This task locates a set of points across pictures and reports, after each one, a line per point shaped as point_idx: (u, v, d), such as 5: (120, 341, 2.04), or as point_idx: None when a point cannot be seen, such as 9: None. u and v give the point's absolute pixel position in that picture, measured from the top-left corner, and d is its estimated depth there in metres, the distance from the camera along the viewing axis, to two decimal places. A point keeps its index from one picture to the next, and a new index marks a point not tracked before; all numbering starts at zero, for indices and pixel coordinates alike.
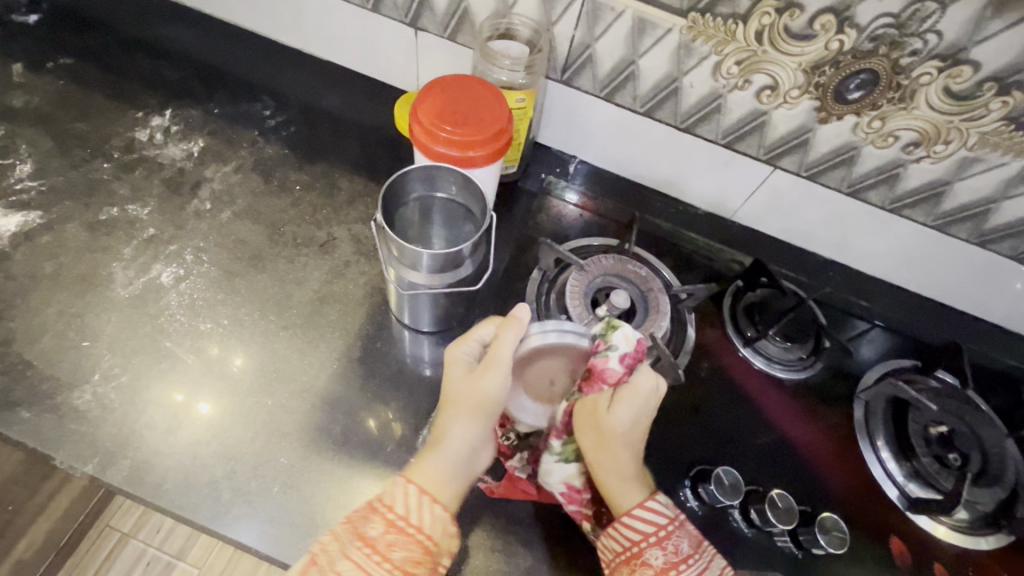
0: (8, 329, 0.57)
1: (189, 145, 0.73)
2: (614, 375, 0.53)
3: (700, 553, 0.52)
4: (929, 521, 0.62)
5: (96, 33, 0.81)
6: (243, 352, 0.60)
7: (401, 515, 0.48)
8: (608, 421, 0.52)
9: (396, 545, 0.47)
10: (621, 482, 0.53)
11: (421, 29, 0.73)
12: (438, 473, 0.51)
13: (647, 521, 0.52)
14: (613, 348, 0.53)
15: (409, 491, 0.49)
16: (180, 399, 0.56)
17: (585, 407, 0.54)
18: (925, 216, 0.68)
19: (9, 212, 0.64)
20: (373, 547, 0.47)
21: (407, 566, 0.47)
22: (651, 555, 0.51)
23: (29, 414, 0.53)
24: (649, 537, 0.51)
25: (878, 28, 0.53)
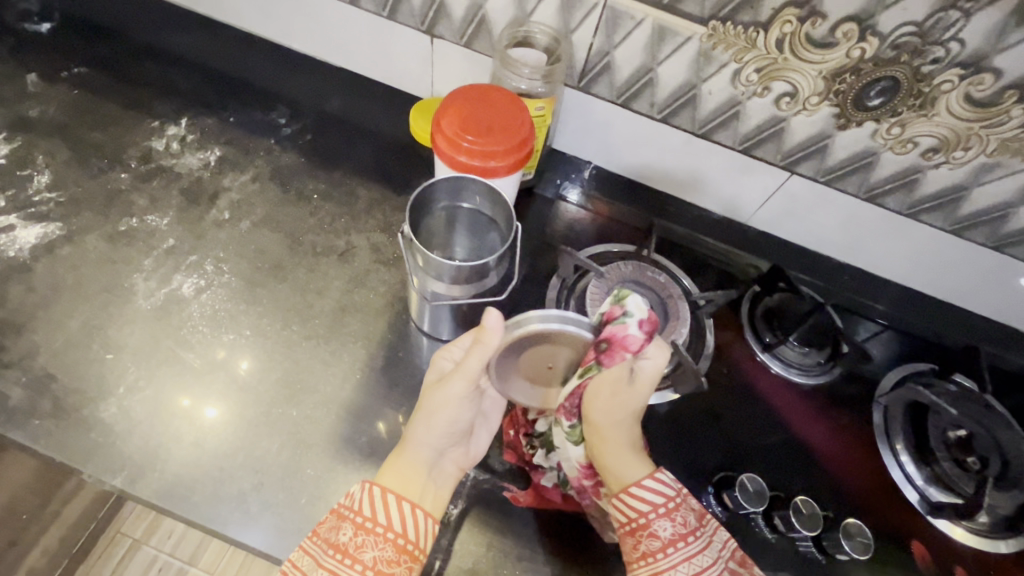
0: (31, 342, 0.57)
1: (206, 154, 0.73)
2: (636, 342, 0.52)
3: (704, 525, 0.52)
4: (948, 525, 0.62)
5: (109, 42, 0.81)
6: (249, 354, 0.60)
7: (368, 518, 0.49)
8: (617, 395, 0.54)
9: (365, 546, 0.48)
10: (625, 455, 0.54)
11: (436, 36, 0.73)
12: (403, 476, 0.52)
13: (657, 492, 0.52)
14: (628, 314, 0.52)
15: (375, 494, 0.50)
16: (186, 404, 0.57)
17: (607, 384, 0.53)
18: (943, 221, 0.68)
19: (28, 223, 0.64)
20: (344, 552, 0.47)
21: (381, 566, 0.48)
22: (659, 526, 0.51)
23: (54, 427, 0.53)
24: (658, 508, 0.51)
25: (900, 36, 0.53)
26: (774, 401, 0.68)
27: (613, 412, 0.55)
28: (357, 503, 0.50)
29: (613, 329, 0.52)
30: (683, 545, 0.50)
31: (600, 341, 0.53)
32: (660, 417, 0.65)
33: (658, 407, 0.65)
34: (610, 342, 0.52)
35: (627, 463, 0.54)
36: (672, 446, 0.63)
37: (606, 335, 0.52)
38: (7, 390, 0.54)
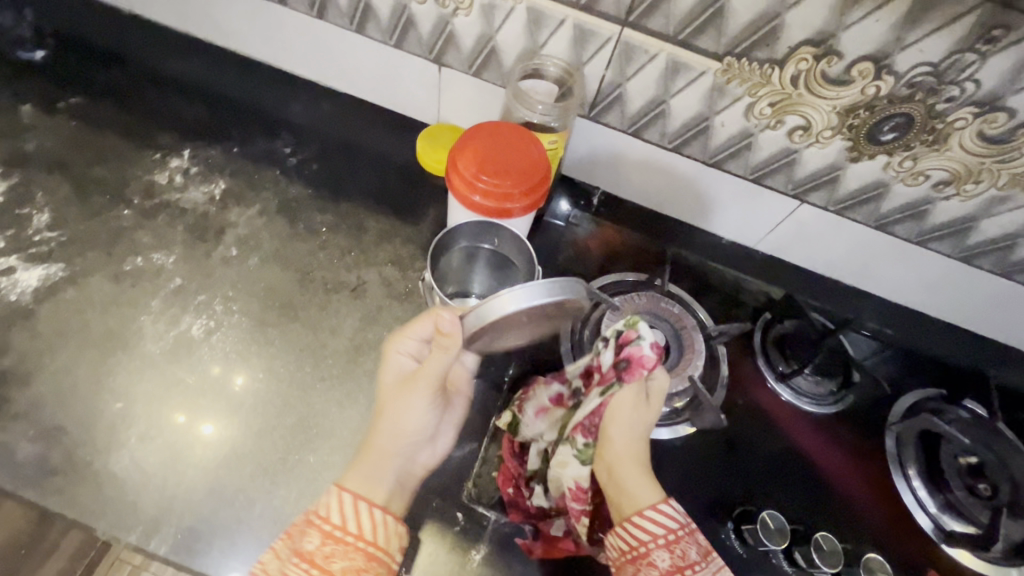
0: (38, 392, 0.56)
1: (211, 187, 0.71)
2: (652, 361, 0.50)
3: (710, 563, 0.47)
4: (954, 548, 0.63)
5: (105, 69, 0.79)
6: (244, 370, 0.60)
7: (338, 525, 0.47)
8: (616, 413, 0.49)
9: (333, 556, 0.45)
10: (630, 477, 0.49)
11: (444, 65, 0.72)
12: (370, 476, 0.50)
13: (657, 522, 0.47)
14: (643, 336, 0.51)
15: (342, 500, 0.47)
16: (181, 420, 0.57)
17: (626, 400, 0.49)
18: (952, 248, 0.69)
19: (30, 265, 0.63)
20: (311, 562, 0.45)
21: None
22: (658, 557, 0.46)
23: (66, 482, 0.52)
24: (657, 539, 0.47)
25: (916, 75, 0.54)
26: (792, 434, 0.68)
27: (630, 430, 0.50)
28: (326, 509, 0.47)
29: (630, 349, 0.51)
30: None
31: (619, 360, 0.51)
32: (677, 452, 0.64)
33: (674, 440, 0.64)
34: (630, 360, 0.50)
35: (630, 486, 0.48)
36: (688, 479, 0.63)
37: (625, 354, 0.50)
38: (15, 444, 0.53)
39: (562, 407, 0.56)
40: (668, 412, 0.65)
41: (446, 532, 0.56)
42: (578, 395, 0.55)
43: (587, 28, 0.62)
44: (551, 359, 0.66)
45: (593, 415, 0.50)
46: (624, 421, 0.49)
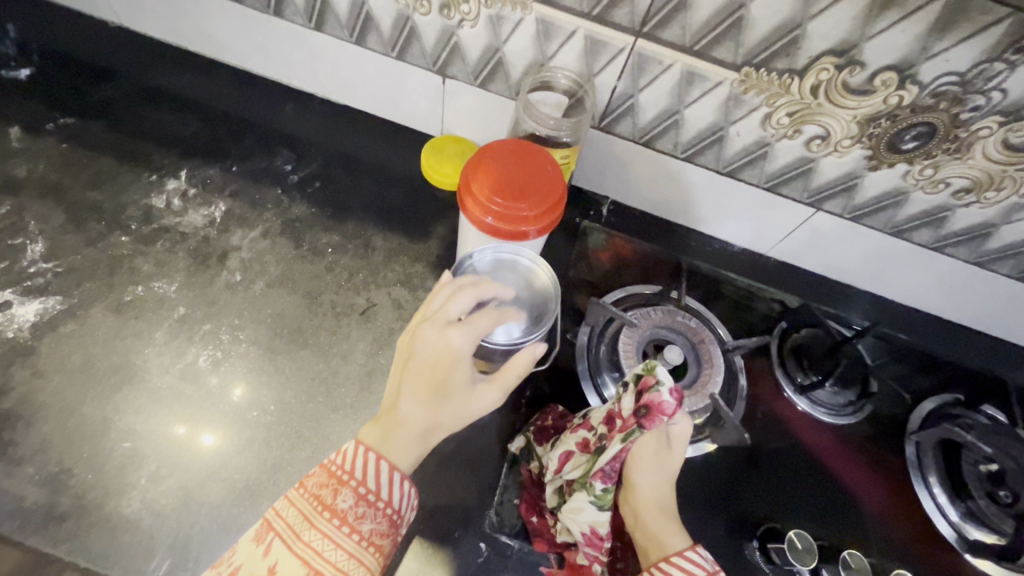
0: (42, 434, 0.54)
1: (211, 209, 0.69)
2: (671, 408, 0.50)
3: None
4: (975, 556, 0.62)
5: (95, 86, 0.76)
6: (243, 382, 0.59)
7: (372, 490, 0.45)
8: (638, 459, 0.53)
9: (365, 518, 0.44)
10: (658, 523, 0.51)
11: (448, 77, 0.69)
12: (407, 450, 0.47)
13: (683, 569, 0.46)
14: (662, 382, 0.50)
15: (380, 466, 0.45)
16: (183, 433, 0.56)
17: (648, 446, 0.53)
18: (969, 254, 0.68)
19: (26, 299, 0.60)
20: (341, 519, 0.43)
21: (375, 539, 0.45)
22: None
23: (77, 528, 0.51)
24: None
25: (941, 85, 0.53)
26: (812, 447, 0.67)
27: (653, 475, 0.53)
28: (360, 472, 0.45)
29: (647, 396, 0.50)
30: None
31: (638, 406, 0.51)
32: (698, 471, 0.63)
33: (695, 458, 0.64)
34: (648, 407, 0.50)
35: (657, 532, 0.51)
36: (710, 498, 0.62)
37: (642, 400, 0.50)
38: (21, 490, 0.51)
39: (587, 452, 0.52)
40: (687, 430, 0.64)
41: (470, 565, 0.55)
42: (600, 440, 0.52)
43: (600, 39, 0.60)
44: (568, 379, 0.65)
45: (612, 460, 0.50)
46: (648, 467, 0.53)
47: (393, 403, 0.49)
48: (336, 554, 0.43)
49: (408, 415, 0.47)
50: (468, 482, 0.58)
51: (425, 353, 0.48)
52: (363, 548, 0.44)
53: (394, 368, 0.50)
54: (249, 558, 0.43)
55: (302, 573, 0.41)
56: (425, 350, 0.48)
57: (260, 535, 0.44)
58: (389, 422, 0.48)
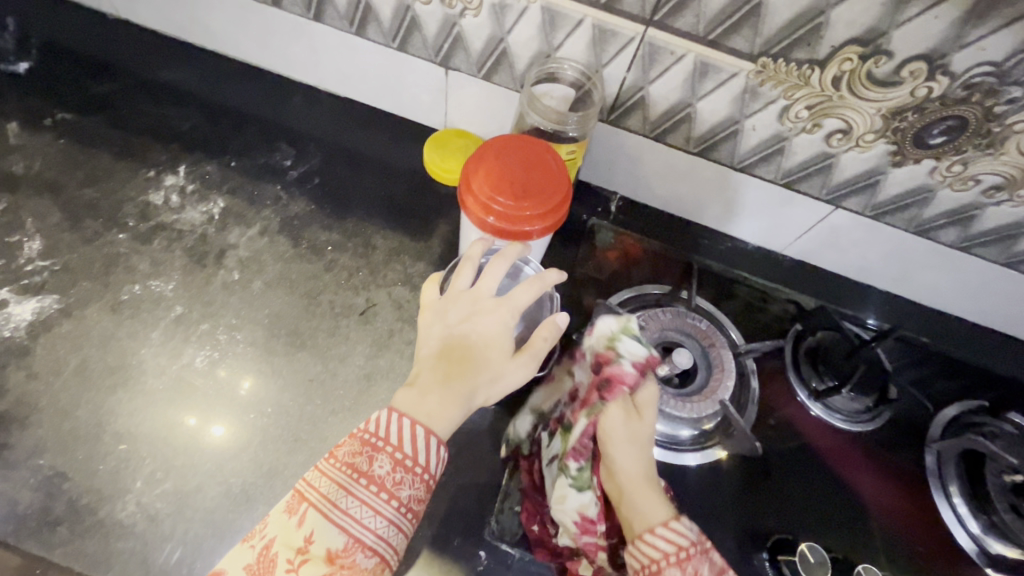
0: (37, 437, 0.53)
1: (208, 206, 0.68)
2: (631, 378, 0.50)
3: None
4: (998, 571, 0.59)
5: (94, 79, 0.74)
6: (251, 375, 0.58)
7: (409, 455, 0.43)
8: (609, 432, 0.49)
9: (404, 484, 0.43)
10: (638, 494, 0.47)
11: (451, 68, 0.67)
12: (451, 413, 0.46)
13: (668, 540, 0.44)
14: (622, 354, 0.51)
15: (415, 431, 0.44)
16: (193, 424, 0.56)
17: (617, 415, 0.49)
18: (997, 255, 0.64)
19: (22, 298, 0.60)
20: (380, 485, 0.42)
21: (413, 504, 0.43)
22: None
23: (71, 533, 0.50)
24: (669, 556, 0.44)
25: (974, 76, 0.49)
26: (826, 455, 0.65)
27: (628, 443, 0.49)
28: (396, 437, 0.44)
29: (609, 369, 0.50)
30: None
31: (600, 380, 0.51)
32: (705, 479, 0.61)
33: (704, 465, 0.61)
34: (610, 380, 0.50)
35: (639, 503, 0.47)
36: (718, 505, 0.60)
37: (604, 374, 0.50)
38: (17, 493, 0.51)
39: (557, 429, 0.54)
40: (696, 436, 0.61)
41: (468, 573, 0.53)
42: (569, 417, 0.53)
43: (608, 28, 0.57)
44: None
45: (580, 436, 0.49)
46: (618, 437, 0.49)
47: (434, 367, 0.48)
48: (375, 521, 0.42)
49: (461, 375, 0.47)
50: (467, 489, 0.57)
51: (477, 319, 0.49)
52: (401, 515, 0.43)
53: (428, 336, 0.50)
54: (283, 530, 0.42)
55: (341, 541, 0.41)
56: (480, 318, 0.50)
57: (292, 506, 0.42)
58: (426, 387, 0.46)
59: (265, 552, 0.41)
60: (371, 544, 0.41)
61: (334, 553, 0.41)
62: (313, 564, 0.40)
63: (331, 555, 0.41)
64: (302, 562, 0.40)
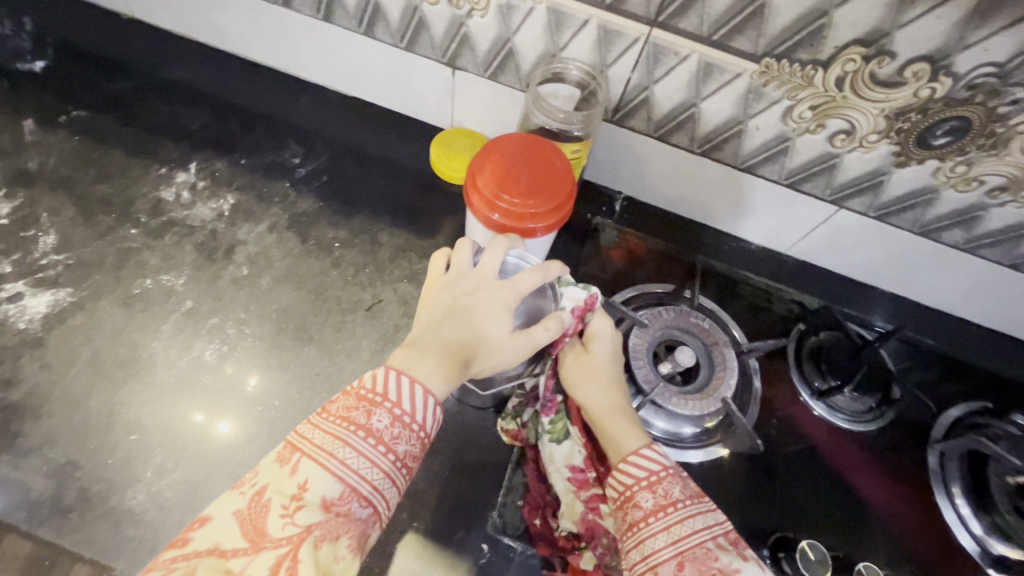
0: (50, 426, 0.55)
1: (218, 203, 0.69)
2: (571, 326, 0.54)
3: (696, 503, 0.45)
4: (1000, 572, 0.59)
5: (107, 78, 0.76)
6: (258, 370, 0.59)
7: (406, 412, 0.43)
8: (572, 379, 0.54)
9: (401, 439, 0.42)
10: (609, 429, 0.51)
11: (458, 68, 0.68)
12: (447, 377, 0.46)
13: (638, 465, 0.47)
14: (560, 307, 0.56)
15: (413, 389, 0.43)
16: (200, 420, 0.56)
17: (575, 362, 0.55)
18: (1001, 256, 0.64)
19: (37, 291, 0.61)
20: (377, 438, 0.42)
21: (408, 460, 0.43)
22: (642, 499, 0.45)
23: (83, 520, 0.51)
24: (640, 480, 0.46)
25: (977, 77, 0.49)
26: (828, 454, 0.65)
27: (591, 384, 0.53)
28: (394, 392, 0.43)
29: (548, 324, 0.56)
30: (666, 515, 0.44)
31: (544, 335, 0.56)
32: (707, 477, 0.61)
33: (705, 462, 0.62)
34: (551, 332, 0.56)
35: (612, 436, 0.50)
36: (720, 502, 0.60)
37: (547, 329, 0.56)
38: (29, 481, 0.52)
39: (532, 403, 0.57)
40: (697, 434, 0.62)
41: (471, 566, 0.54)
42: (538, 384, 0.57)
43: (613, 29, 0.58)
44: None
45: (542, 390, 0.56)
46: (579, 379, 0.54)
47: (435, 335, 0.48)
48: (371, 472, 0.41)
49: (460, 343, 0.48)
50: (470, 482, 0.58)
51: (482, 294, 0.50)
52: (397, 470, 0.42)
53: (430, 309, 0.50)
54: (274, 479, 0.40)
55: (337, 490, 0.39)
56: (485, 294, 0.50)
57: (284, 456, 0.41)
58: (428, 350, 0.47)
59: (254, 499, 0.39)
60: (366, 495, 0.40)
61: (330, 501, 0.39)
62: (307, 511, 0.38)
63: (326, 503, 0.39)
64: (297, 508, 0.38)
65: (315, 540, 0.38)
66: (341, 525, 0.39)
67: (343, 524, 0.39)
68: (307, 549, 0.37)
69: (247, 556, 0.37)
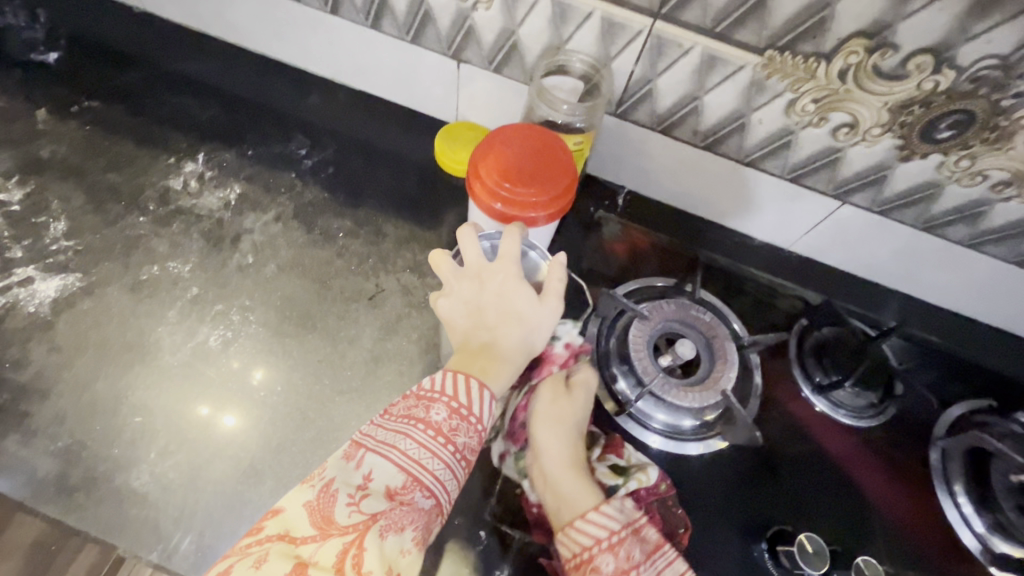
0: (58, 407, 0.56)
1: (226, 192, 0.70)
2: (562, 358, 0.59)
3: (653, 563, 0.45)
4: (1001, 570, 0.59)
5: (119, 70, 0.77)
6: (262, 357, 0.60)
7: (463, 405, 0.45)
8: (537, 417, 0.53)
9: (459, 431, 0.44)
10: (567, 483, 0.50)
11: (463, 61, 0.68)
12: (501, 372, 0.47)
13: (598, 526, 0.46)
14: (557, 338, 0.60)
15: (468, 385, 0.45)
16: (204, 414, 0.57)
17: (543, 398, 0.54)
18: (1007, 252, 0.64)
19: (47, 275, 0.62)
20: (436, 430, 0.43)
21: (466, 453, 0.44)
22: (602, 561, 0.45)
23: (87, 499, 0.52)
24: (601, 542, 0.46)
25: (980, 69, 0.49)
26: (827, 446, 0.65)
27: (556, 427, 0.53)
28: (451, 388, 0.45)
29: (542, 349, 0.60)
30: None
31: (534, 359, 0.60)
32: (706, 469, 0.61)
33: (705, 455, 0.62)
34: (542, 358, 0.59)
35: (568, 492, 0.49)
36: (720, 495, 0.61)
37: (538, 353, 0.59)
38: (36, 460, 0.53)
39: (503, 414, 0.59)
40: (698, 427, 0.62)
41: (469, 552, 0.54)
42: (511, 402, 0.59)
43: (617, 21, 0.58)
44: None
45: (513, 420, 0.57)
46: (545, 420, 0.53)
47: (474, 339, 0.49)
48: (432, 463, 0.43)
49: (504, 337, 0.49)
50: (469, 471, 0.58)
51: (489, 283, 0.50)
52: (456, 461, 0.44)
53: (456, 322, 0.50)
54: (340, 473, 0.42)
55: (399, 480, 0.42)
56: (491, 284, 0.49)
57: (349, 453, 0.43)
58: (473, 354, 0.48)
59: (323, 489, 0.41)
60: (428, 484, 0.42)
61: (393, 490, 0.41)
62: (372, 500, 0.40)
63: (390, 491, 0.41)
64: (362, 498, 0.40)
65: (380, 530, 0.39)
66: (404, 515, 0.41)
67: (406, 515, 0.41)
68: (372, 538, 0.39)
69: (315, 543, 0.39)
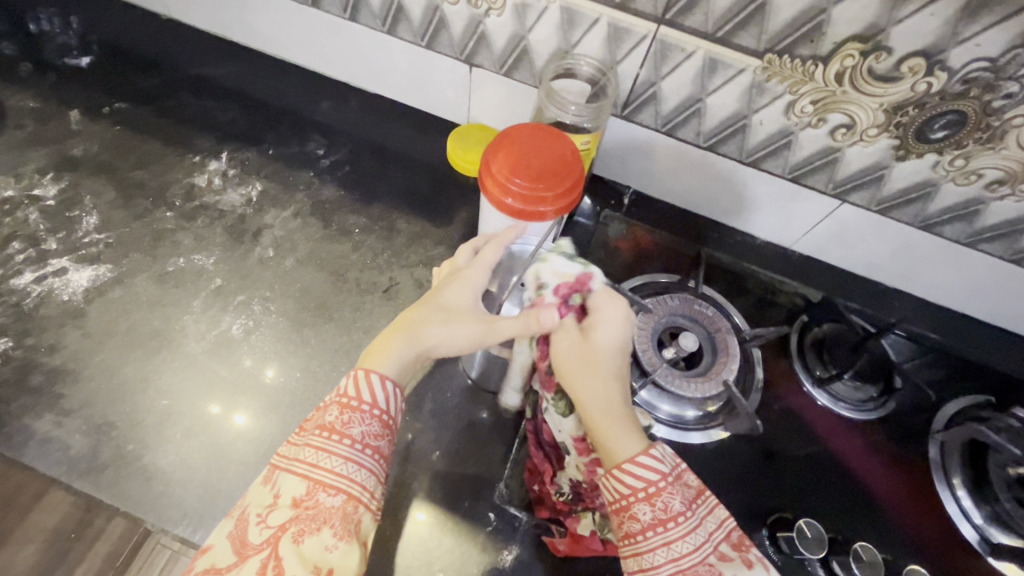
0: (89, 389, 0.59)
1: (247, 189, 0.73)
2: (558, 308, 0.51)
3: (694, 509, 0.44)
4: (1000, 561, 0.60)
5: (147, 74, 0.81)
6: (281, 345, 0.63)
7: (353, 399, 0.44)
8: (561, 366, 0.49)
9: (352, 422, 0.43)
10: (607, 428, 0.46)
11: (475, 65, 0.71)
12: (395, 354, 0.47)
13: (635, 476, 0.43)
14: (546, 287, 0.53)
15: (370, 378, 0.45)
16: (214, 412, 0.59)
17: (562, 347, 0.50)
18: (1002, 250, 0.65)
19: (80, 265, 0.65)
20: (330, 429, 0.43)
21: (369, 440, 0.44)
22: (639, 511, 0.43)
23: (116, 476, 0.55)
24: (638, 492, 0.43)
25: (971, 71, 0.52)
26: (827, 440, 0.66)
27: (583, 373, 0.48)
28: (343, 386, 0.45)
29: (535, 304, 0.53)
30: (664, 531, 0.42)
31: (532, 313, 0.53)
32: (708, 458, 0.64)
33: (706, 444, 0.64)
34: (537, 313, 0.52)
35: (607, 438, 0.46)
36: (722, 483, 0.62)
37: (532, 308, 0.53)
38: (69, 438, 0.56)
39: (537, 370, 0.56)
40: (700, 417, 0.64)
41: (478, 533, 0.56)
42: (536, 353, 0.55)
43: (623, 27, 0.61)
44: None
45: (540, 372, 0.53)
46: (572, 367, 0.49)
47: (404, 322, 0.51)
48: (331, 462, 0.42)
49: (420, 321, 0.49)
50: (479, 455, 0.60)
51: (465, 291, 0.52)
52: (359, 452, 0.43)
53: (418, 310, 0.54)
54: (258, 497, 0.43)
55: (303, 487, 0.41)
56: (464, 288, 0.52)
57: (265, 476, 0.43)
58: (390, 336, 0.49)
59: (240, 518, 0.42)
60: (330, 483, 0.41)
61: (299, 499, 0.41)
62: (281, 513, 0.41)
63: (296, 501, 0.41)
64: (272, 513, 0.41)
65: (293, 536, 0.40)
66: (314, 517, 0.40)
67: (314, 517, 0.40)
68: (287, 546, 0.40)
69: (238, 568, 0.40)
